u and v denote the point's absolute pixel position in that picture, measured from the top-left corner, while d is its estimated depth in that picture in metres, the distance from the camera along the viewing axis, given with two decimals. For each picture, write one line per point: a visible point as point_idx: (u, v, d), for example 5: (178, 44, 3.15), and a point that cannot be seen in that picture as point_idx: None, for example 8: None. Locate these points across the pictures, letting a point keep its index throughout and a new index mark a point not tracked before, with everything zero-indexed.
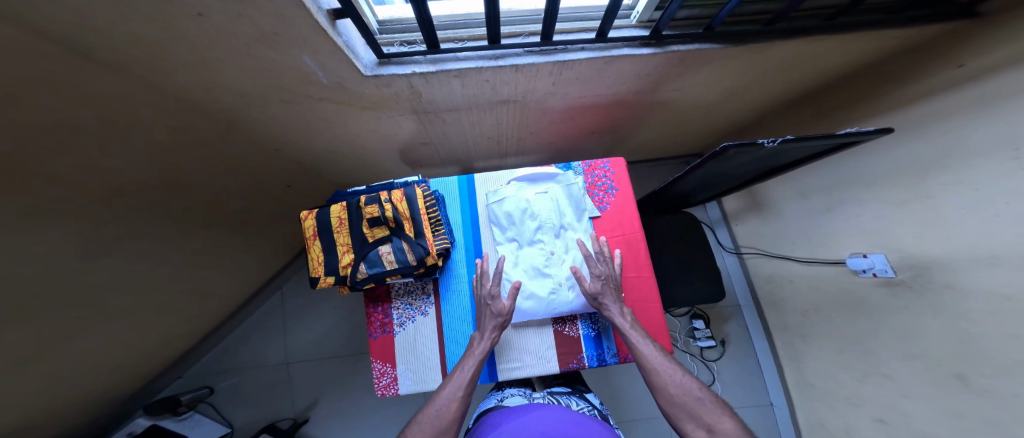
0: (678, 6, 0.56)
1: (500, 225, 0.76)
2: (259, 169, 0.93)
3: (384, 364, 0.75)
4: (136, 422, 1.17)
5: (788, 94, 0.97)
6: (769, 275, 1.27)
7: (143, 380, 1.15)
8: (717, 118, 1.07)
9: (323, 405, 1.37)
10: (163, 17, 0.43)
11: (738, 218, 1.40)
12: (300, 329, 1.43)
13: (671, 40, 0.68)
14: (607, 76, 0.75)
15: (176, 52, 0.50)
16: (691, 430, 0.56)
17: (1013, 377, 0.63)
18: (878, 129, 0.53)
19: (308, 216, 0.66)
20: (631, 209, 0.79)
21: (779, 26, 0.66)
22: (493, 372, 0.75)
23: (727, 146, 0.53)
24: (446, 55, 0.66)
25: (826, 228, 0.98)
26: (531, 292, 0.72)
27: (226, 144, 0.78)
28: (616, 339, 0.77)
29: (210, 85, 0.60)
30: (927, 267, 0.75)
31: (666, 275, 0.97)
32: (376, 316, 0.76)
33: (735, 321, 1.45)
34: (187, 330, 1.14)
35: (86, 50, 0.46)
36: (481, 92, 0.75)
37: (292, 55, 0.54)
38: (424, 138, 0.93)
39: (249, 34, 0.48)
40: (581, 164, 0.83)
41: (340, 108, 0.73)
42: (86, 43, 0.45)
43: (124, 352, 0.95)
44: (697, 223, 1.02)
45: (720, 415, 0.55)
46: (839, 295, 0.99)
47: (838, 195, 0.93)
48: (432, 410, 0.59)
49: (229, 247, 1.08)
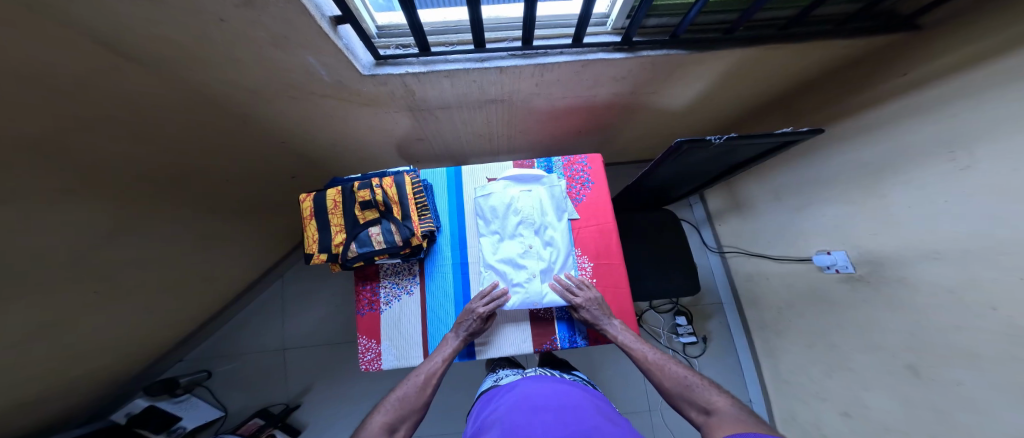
0: (645, 15, 0.63)
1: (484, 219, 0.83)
2: (265, 160, 1.00)
3: (369, 340, 0.82)
4: (136, 402, 1.18)
5: (761, 100, 1.03)
6: (748, 274, 1.32)
7: (150, 357, 1.22)
8: (696, 121, 1.13)
9: (316, 390, 1.43)
10: (190, 21, 0.51)
11: (720, 219, 1.45)
12: (299, 315, 1.50)
13: (642, 46, 0.74)
14: (585, 78, 0.81)
15: (198, 51, 0.58)
16: (690, 413, 0.63)
17: (959, 366, 0.68)
18: (811, 128, 0.57)
19: (306, 198, 0.73)
20: (606, 202, 0.86)
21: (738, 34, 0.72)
22: (472, 350, 0.82)
23: (680, 142, 0.59)
24: (436, 57, 0.73)
25: (796, 228, 1.03)
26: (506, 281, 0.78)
27: (237, 136, 0.85)
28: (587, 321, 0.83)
29: (225, 81, 0.67)
30: (882, 263, 0.80)
31: (642, 268, 1.03)
32: (364, 294, 0.82)
33: (717, 319, 1.50)
34: (193, 311, 1.21)
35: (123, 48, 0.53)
36: (469, 91, 0.82)
37: (299, 56, 0.61)
38: (419, 134, 1.01)
39: (261, 36, 0.55)
40: (561, 159, 0.90)
41: (341, 104, 0.80)
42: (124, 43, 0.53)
43: (135, 327, 1.02)
44: (675, 220, 1.08)
45: (705, 390, 0.62)
46: (808, 291, 1.04)
47: (806, 197, 0.98)
48: (396, 397, 0.68)
49: (235, 233, 1.15)
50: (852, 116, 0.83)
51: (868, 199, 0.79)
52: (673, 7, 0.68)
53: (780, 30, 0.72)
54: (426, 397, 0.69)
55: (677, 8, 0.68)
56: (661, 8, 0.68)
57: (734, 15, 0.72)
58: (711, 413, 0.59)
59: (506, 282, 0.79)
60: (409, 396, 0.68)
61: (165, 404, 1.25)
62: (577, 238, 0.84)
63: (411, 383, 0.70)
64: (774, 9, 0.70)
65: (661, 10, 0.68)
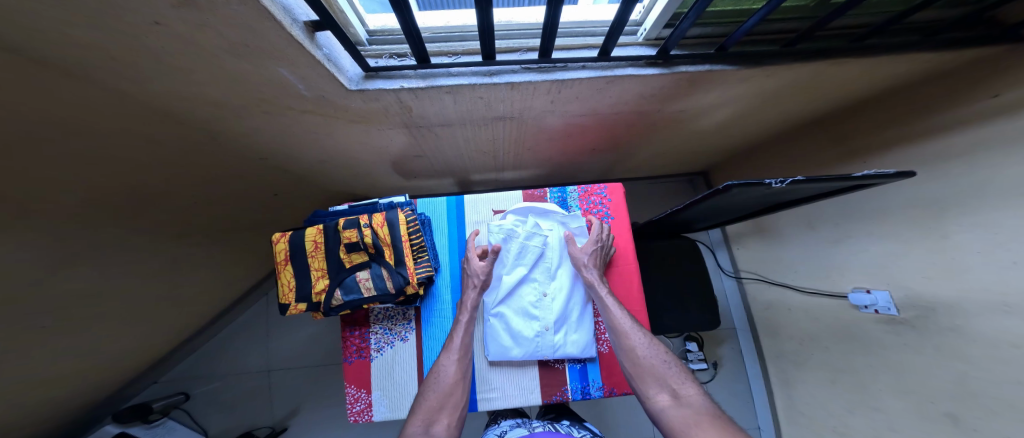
0: (690, 25, 0.51)
1: None
2: (243, 179, 0.88)
3: (359, 389, 0.71)
4: (105, 429, 1.06)
5: (797, 119, 0.93)
6: (767, 302, 1.25)
7: (117, 385, 1.10)
8: (721, 139, 1.04)
9: (301, 416, 1.32)
10: (122, 28, 0.39)
11: (739, 241, 1.38)
12: (283, 339, 1.38)
13: (679, 61, 0.64)
14: (608, 95, 0.70)
15: (141, 65, 0.46)
16: (654, 393, 0.57)
17: (1008, 420, 0.60)
18: (901, 171, 0.51)
19: (281, 238, 0.63)
20: (626, 241, 0.78)
21: (799, 48, 0.62)
22: (474, 402, 0.72)
23: (730, 184, 0.49)
24: (437, 70, 0.62)
25: (830, 260, 0.95)
26: (516, 333, 0.70)
27: (206, 156, 0.73)
28: (602, 372, 0.74)
29: (181, 98, 0.55)
30: (933, 309, 0.71)
31: (660, 301, 0.94)
32: (352, 340, 0.72)
33: (730, 344, 1.42)
34: (164, 338, 1.09)
35: (35, 59, 0.41)
36: (475, 108, 0.72)
37: (270, 68, 0.50)
38: (416, 151, 0.89)
39: (218, 45, 0.44)
40: (576, 189, 0.81)
41: (326, 121, 0.68)
42: (34, 53, 0.41)
43: (92, 362, 0.90)
44: (696, 250, 0.98)
45: (684, 385, 0.57)
46: (838, 328, 0.96)
47: (846, 227, 0.90)
48: (426, 396, 0.60)
49: (208, 254, 1.03)
50: (912, 143, 0.74)
51: (925, 238, 0.71)
52: (722, 14, 0.59)
53: (858, 41, 0.61)
54: (457, 395, 0.61)
55: (729, 16, 0.59)
56: (708, 15, 0.58)
57: (797, 25, 0.62)
58: (682, 402, 0.54)
59: (513, 333, 0.71)
60: (440, 398, 0.60)
61: (138, 430, 1.11)
62: None
63: (435, 384, 0.62)
64: (849, 17, 0.60)
65: (707, 18, 0.59)
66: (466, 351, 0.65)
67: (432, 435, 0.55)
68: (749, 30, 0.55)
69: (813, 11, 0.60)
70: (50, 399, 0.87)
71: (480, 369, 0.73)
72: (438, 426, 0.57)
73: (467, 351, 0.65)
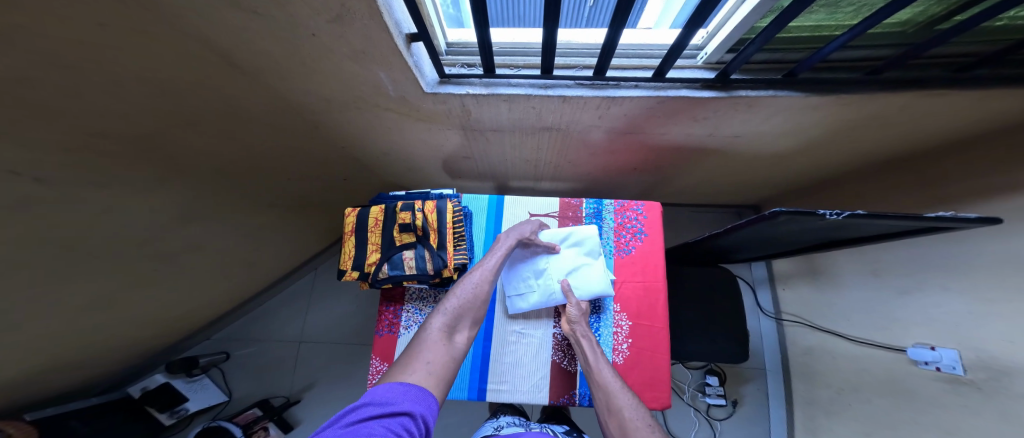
0: (756, 50, 0.53)
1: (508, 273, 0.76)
2: (317, 169, 1.00)
3: (381, 362, 0.76)
4: (154, 377, 1.20)
5: (856, 155, 0.90)
6: (808, 347, 1.16)
7: (174, 337, 1.23)
8: (770, 171, 1.02)
9: (316, 390, 1.39)
10: (275, 42, 0.48)
11: (785, 282, 1.31)
12: (315, 316, 1.46)
13: (739, 85, 0.64)
14: (657, 114, 0.73)
15: (271, 66, 0.55)
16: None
17: None
18: (984, 217, 0.44)
19: (350, 213, 0.71)
20: (658, 257, 0.79)
21: (888, 75, 0.58)
22: (483, 391, 0.74)
23: (776, 211, 0.48)
24: (499, 80, 0.69)
25: (889, 311, 0.88)
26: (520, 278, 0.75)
27: (297, 148, 0.84)
28: None
29: (289, 96, 0.64)
30: (1009, 374, 0.61)
31: (686, 326, 0.92)
32: (386, 315, 0.78)
33: (755, 384, 1.33)
34: (219, 300, 1.21)
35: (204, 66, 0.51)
36: (526, 116, 0.78)
37: (371, 71, 0.57)
38: (466, 153, 0.97)
39: (342, 52, 0.51)
40: (613, 203, 0.84)
41: (398, 118, 0.76)
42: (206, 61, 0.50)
43: (162, 313, 1.02)
44: (733, 281, 0.95)
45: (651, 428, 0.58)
46: (885, 381, 0.88)
47: (911, 276, 0.83)
48: (453, 301, 0.64)
49: (280, 233, 1.16)
50: (997, 193, 0.68)
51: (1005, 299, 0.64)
52: (794, 41, 0.58)
53: (957, 71, 0.57)
54: (482, 308, 0.65)
55: (802, 43, 0.59)
56: (779, 41, 0.58)
57: (892, 51, 0.59)
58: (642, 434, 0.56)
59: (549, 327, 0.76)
60: (465, 305, 0.64)
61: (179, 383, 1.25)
62: (619, 293, 0.78)
63: (468, 283, 0.66)
64: (957, 44, 0.55)
65: (777, 44, 0.58)
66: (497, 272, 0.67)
67: (453, 341, 0.60)
68: (823, 58, 0.54)
69: (911, 37, 0.56)
70: (121, 339, 0.98)
71: (498, 319, 0.77)
72: (458, 336, 0.61)
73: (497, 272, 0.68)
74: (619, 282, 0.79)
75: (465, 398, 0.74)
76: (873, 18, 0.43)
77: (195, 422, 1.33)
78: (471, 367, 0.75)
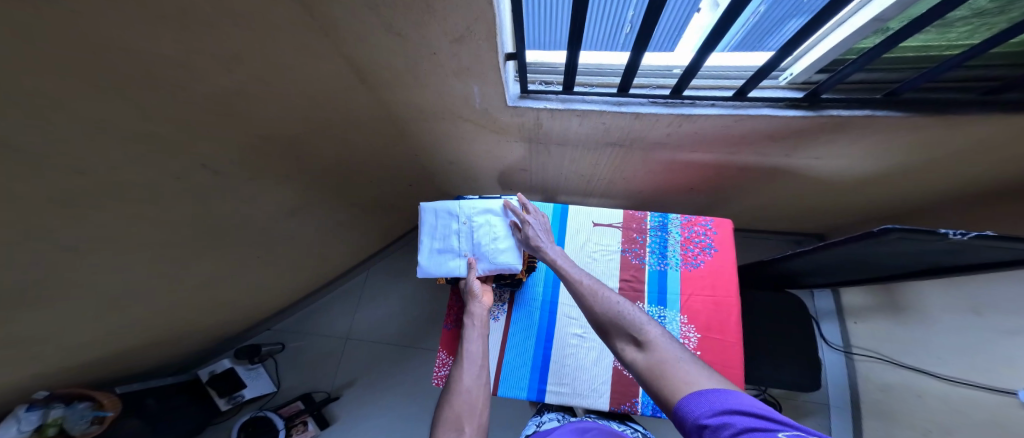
0: (855, 70, 0.54)
1: (500, 259, 0.74)
2: (386, 178, 1.07)
3: (447, 355, 0.78)
4: (222, 362, 1.32)
5: (943, 181, 0.85)
6: (888, 384, 1.07)
7: (240, 326, 1.33)
8: (841, 196, 0.98)
9: (356, 388, 1.43)
10: (398, 57, 0.54)
11: (857, 315, 1.22)
12: (361, 316, 1.53)
13: (828, 104, 0.64)
14: (731, 132, 0.73)
15: (382, 80, 0.61)
16: (626, 355, 0.51)
17: None
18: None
19: None
20: (729, 272, 0.78)
21: (1006, 97, 0.56)
22: (543, 392, 0.74)
23: (887, 228, 0.48)
24: (575, 96, 0.72)
25: (994, 350, 0.79)
26: (497, 254, 0.74)
27: (376, 157, 0.92)
28: None
29: (387, 108, 0.71)
30: None
31: (751, 350, 0.88)
32: (453, 309, 0.81)
33: (817, 420, 1.22)
34: (284, 294, 1.30)
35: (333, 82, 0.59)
36: (594, 132, 0.81)
37: (467, 85, 0.63)
38: (525, 165, 1.01)
39: (450, 67, 0.57)
40: (679, 217, 0.83)
41: (475, 129, 0.82)
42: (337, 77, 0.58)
43: (239, 301, 1.11)
44: (803, 307, 0.90)
45: (662, 335, 0.51)
46: (985, 427, 0.78)
47: (1016, 310, 0.75)
48: (454, 403, 0.62)
49: (345, 236, 1.25)
50: None
51: None
52: (899, 61, 0.58)
53: None
54: (481, 405, 0.63)
55: (907, 63, 0.58)
56: (879, 62, 0.58)
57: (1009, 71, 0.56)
58: (649, 348, 0.48)
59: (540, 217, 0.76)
60: (464, 408, 0.61)
61: (240, 370, 1.34)
62: (687, 305, 0.77)
63: (465, 376, 0.66)
64: None
65: (877, 64, 0.58)
66: (484, 363, 0.70)
67: None
68: (933, 77, 0.53)
69: None
70: (205, 320, 1.08)
71: (560, 321, 0.78)
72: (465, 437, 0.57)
73: (484, 363, 0.70)
74: (686, 296, 0.77)
75: (524, 397, 0.74)
76: (990, 41, 0.43)
77: (243, 411, 1.40)
78: (533, 367, 0.76)
